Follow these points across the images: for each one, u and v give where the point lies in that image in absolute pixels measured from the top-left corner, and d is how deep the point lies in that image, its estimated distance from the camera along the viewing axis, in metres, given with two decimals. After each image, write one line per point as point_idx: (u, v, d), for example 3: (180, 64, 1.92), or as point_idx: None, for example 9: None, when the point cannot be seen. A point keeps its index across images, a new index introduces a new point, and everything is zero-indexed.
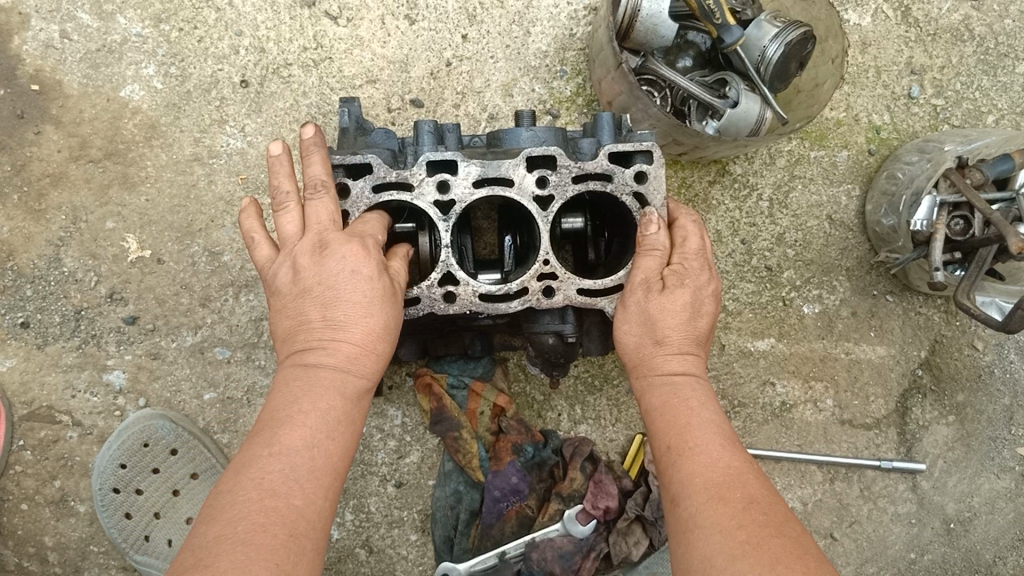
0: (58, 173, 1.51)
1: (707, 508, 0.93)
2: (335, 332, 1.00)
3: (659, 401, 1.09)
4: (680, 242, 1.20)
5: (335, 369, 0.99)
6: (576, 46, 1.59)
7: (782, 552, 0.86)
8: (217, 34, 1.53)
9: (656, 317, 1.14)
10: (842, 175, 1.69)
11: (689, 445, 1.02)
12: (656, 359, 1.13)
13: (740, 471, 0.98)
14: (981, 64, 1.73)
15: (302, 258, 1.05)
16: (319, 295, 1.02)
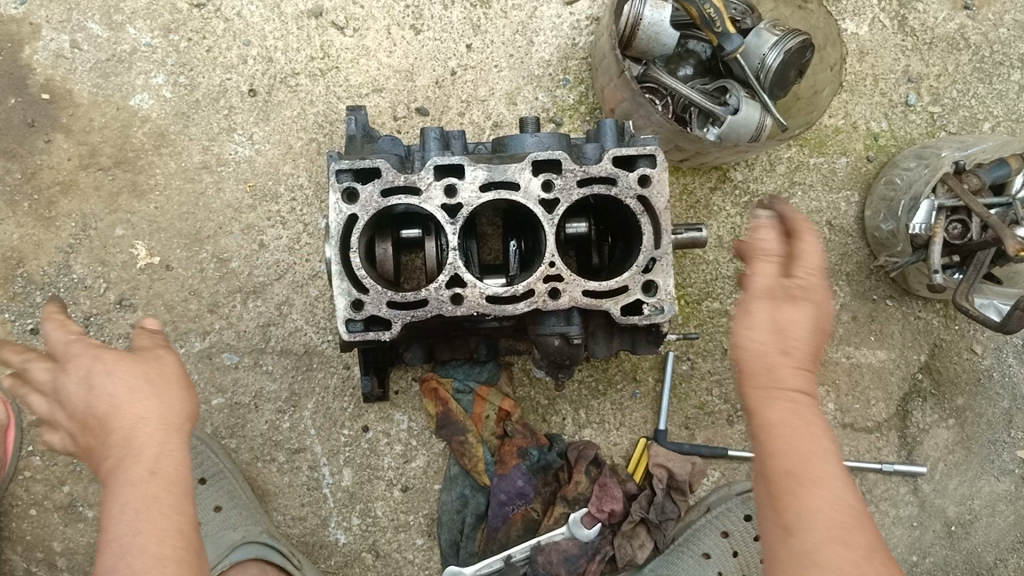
0: (67, 181, 1.53)
1: (829, 545, 0.81)
2: (133, 418, 0.92)
3: (780, 421, 0.88)
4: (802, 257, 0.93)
5: (141, 460, 0.90)
6: (579, 56, 1.61)
7: None
8: (225, 44, 1.56)
9: (788, 327, 0.91)
10: (841, 181, 1.71)
11: (813, 480, 0.85)
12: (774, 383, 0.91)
13: (859, 519, 0.84)
14: (976, 73, 1.76)
15: (63, 379, 0.94)
16: (81, 403, 0.93)
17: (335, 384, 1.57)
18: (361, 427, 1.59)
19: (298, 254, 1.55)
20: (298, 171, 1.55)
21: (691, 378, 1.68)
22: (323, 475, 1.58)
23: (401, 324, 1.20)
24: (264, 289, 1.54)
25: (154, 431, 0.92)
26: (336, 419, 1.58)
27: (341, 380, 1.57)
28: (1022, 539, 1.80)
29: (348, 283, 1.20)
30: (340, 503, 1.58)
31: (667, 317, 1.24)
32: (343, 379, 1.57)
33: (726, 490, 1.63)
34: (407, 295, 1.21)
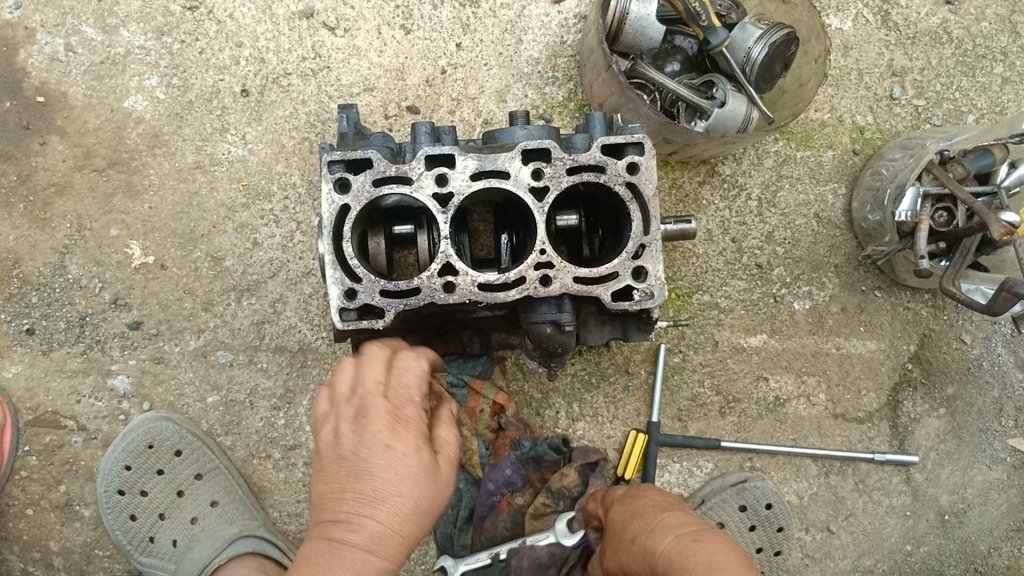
0: (62, 182, 1.55)
1: None
2: (399, 502, 0.97)
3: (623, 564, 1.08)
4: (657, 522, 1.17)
5: (382, 546, 0.95)
6: (567, 53, 1.64)
7: None
8: (218, 46, 1.58)
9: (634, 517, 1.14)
10: (828, 174, 1.73)
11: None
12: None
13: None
14: (960, 66, 1.79)
15: (345, 429, 1.01)
16: (347, 461, 0.99)
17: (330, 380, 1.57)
18: None
19: (291, 251, 1.56)
20: (291, 170, 1.56)
21: (683, 370, 1.70)
22: None
23: (394, 312, 1.22)
24: (258, 286, 1.55)
25: (414, 513, 0.98)
26: None
27: None
28: (1015, 527, 1.81)
29: (341, 273, 1.21)
30: None
31: (656, 302, 1.26)
32: None
33: (720, 481, 1.67)
34: (400, 283, 1.22)
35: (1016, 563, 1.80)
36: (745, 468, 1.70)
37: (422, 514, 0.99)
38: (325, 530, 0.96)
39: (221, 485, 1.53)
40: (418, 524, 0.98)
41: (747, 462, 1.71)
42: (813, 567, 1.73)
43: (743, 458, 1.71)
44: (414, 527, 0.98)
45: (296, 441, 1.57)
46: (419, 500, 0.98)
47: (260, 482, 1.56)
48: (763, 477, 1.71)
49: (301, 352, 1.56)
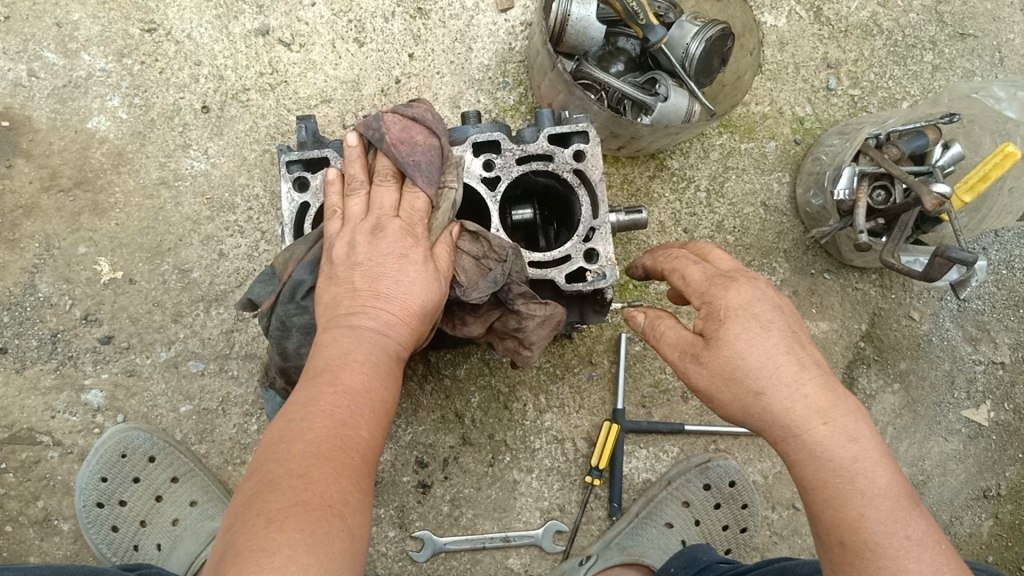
0: (30, 204, 1.59)
1: (773, 365, 1.01)
2: (353, 347, 0.98)
3: (710, 379, 1.06)
4: (670, 326, 1.14)
5: (392, 328, 1.03)
6: (516, 58, 1.71)
7: (770, 369, 1.01)
8: (177, 65, 1.64)
9: (666, 336, 1.13)
10: (772, 164, 1.81)
11: (750, 386, 1.02)
12: (711, 350, 1.05)
13: (770, 364, 1.01)
14: (891, 56, 1.88)
15: (359, 235, 1.10)
16: (366, 264, 1.07)
17: None
18: None
19: (257, 260, 1.60)
20: (253, 181, 1.61)
21: (645, 358, 1.75)
22: None
23: None
24: (226, 296, 1.59)
25: (369, 419, 0.91)
26: None
27: None
28: (976, 495, 1.87)
29: None
30: None
31: (609, 282, 1.31)
32: None
33: (685, 463, 1.72)
34: None
35: (977, 531, 1.86)
36: (709, 450, 1.75)
37: (429, 318, 1.09)
38: (339, 321, 1.03)
39: (198, 486, 1.57)
40: (412, 322, 1.06)
41: (711, 444, 1.76)
42: (781, 545, 1.76)
43: (707, 441, 1.77)
44: (388, 364, 1.00)
45: None
46: (362, 383, 0.94)
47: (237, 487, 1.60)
48: (727, 457, 1.76)
49: None
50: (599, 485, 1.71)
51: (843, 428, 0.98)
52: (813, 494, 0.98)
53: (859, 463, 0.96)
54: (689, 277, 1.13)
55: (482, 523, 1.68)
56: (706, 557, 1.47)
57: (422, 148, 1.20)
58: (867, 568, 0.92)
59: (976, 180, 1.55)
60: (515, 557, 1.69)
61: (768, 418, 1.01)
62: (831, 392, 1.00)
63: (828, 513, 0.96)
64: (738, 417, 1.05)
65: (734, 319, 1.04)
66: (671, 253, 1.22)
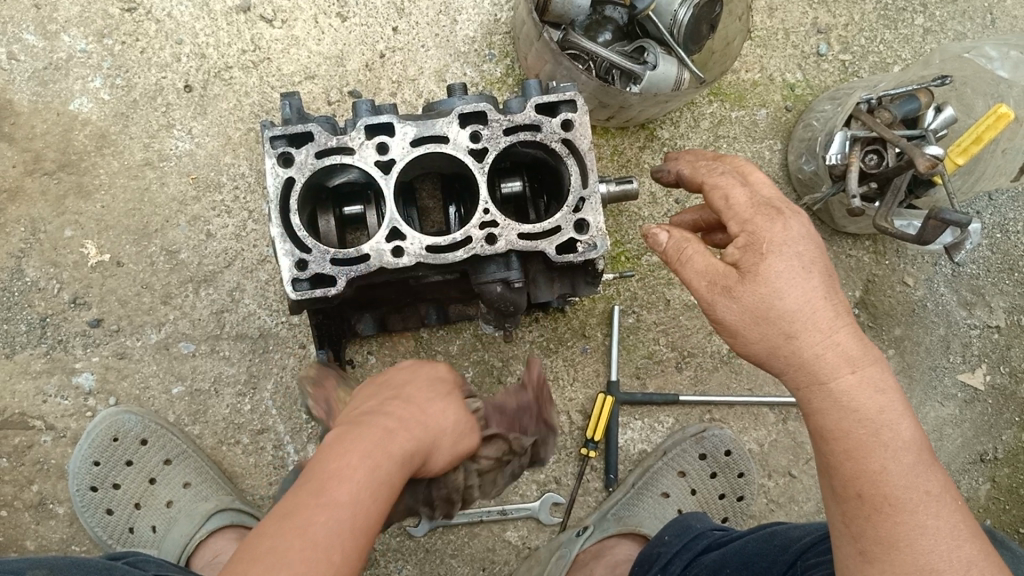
0: (14, 187, 1.58)
1: (812, 310, 1.00)
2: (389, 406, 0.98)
3: (743, 315, 1.02)
4: (694, 249, 1.08)
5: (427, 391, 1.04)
6: (501, 30, 1.69)
7: (807, 310, 0.99)
8: (159, 44, 1.62)
9: (690, 261, 1.08)
10: (763, 132, 1.80)
11: (787, 327, 1.00)
12: (747, 286, 1.01)
13: (809, 308, 1.00)
14: (882, 20, 1.86)
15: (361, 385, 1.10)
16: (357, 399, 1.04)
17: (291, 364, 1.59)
18: None
19: (245, 240, 1.59)
20: (239, 160, 1.60)
21: (637, 329, 1.74)
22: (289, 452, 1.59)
23: (344, 279, 1.25)
24: (215, 277, 1.58)
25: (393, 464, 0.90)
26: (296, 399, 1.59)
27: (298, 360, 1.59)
28: (972, 460, 1.87)
29: (291, 244, 1.24)
30: None
31: (600, 253, 1.31)
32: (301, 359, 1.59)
33: (680, 433, 1.72)
34: (348, 251, 1.26)
35: (973, 495, 1.87)
36: (704, 420, 1.75)
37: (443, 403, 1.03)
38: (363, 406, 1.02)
39: (192, 467, 1.56)
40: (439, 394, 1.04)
41: (706, 414, 1.76)
42: (778, 513, 1.76)
43: (702, 411, 1.76)
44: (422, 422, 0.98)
45: (264, 425, 1.58)
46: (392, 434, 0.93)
47: (231, 467, 1.59)
48: (723, 427, 1.76)
49: (262, 338, 1.58)
50: (595, 457, 1.71)
51: (869, 378, 0.99)
52: (833, 443, 0.98)
53: (885, 415, 0.97)
54: (733, 199, 1.07)
55: (478, 497, 1.68)
56: (701, 525, 1.47)
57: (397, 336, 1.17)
58: (883, 521, 0.93)
59: (969, 143, 1.53)
60: (512, 530, 1.69)
61: (797, 362, 1.00)
62: (862, 343, 1.01)
63: (851, 467, 0.96)
64: (761, 357, 1.04)
65: (776, 255, 1.01)
66: (713, 166, 1.14)
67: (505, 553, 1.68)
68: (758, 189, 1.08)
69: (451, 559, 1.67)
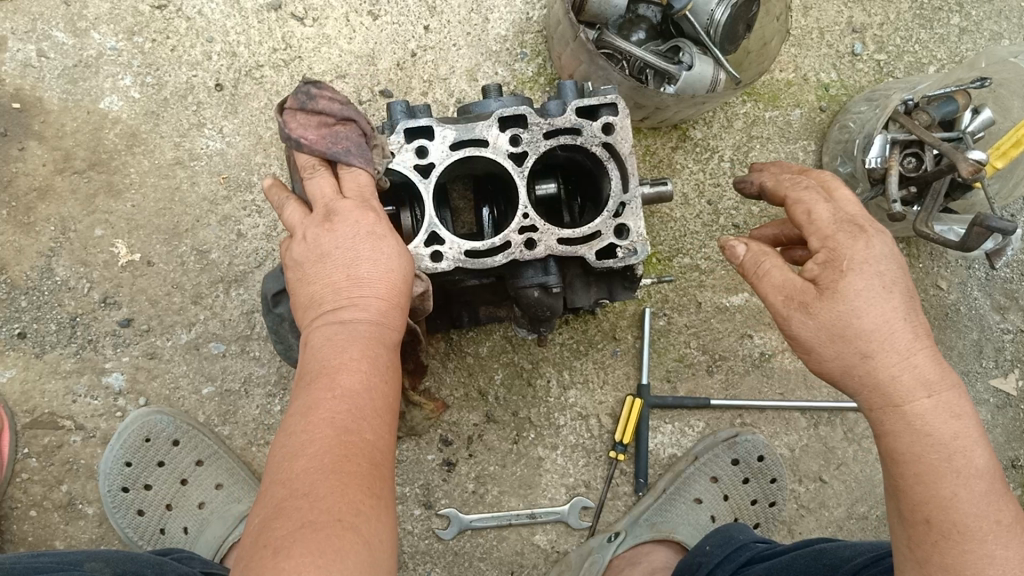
0: (44, 186, 1.57)
1: (888, 330, 0.97)
2: (346, 345, 0.94)
3: (818, 331, 0.99)
4: (772, 263, 1.07)
5: (384, 317, 0.99)
6: (534, 29, 1.67)
7: (885, 330, 0.97)
8: (189, 42, 1.60)
9: (767, 275, 1.06)
10: (797, 132, 1.77)
11: (864, 348, 0.97)
12: (825, 302, 0.99)
13: (884, 330, 0.97)
14: (918, 19, 1.83)
15: (313, 230, 1.04)
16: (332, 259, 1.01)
17: None
18: None
19: (276, 240, 1.58)
20: (270, 160, 1.59)
21: (668, 332, 1.73)
22: None
23: None
24: (245, 277, 1.57)
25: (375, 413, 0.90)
26: None
27: None
28: (1004, 466, 1.85)
29: None
30: None
31: (640, 258, 1.29)
32: None
33: (712, 438, 1.70)
34: None
35: None
36: (736, 424, 1.74)
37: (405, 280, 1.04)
38: (328, 318, 0.98)
39: (224, 469, 1.56)
40: (394, 305, 1.01)
41: (737, 418, 1.75)
42: (808, 518, 1.75)
43: (733, 415, 1.75)
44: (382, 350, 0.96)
45: None
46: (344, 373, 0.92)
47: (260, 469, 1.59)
48: (754, 432, 1.74)
49: None
50: (624, 461, 1.69)
51: (947, 404, 0.96)
52: (901, 466, 0.96)
53: (959, 441, 0.94)
54: (816, 215, 1.05)
55: (507, 500, 1.67)
56: (744, 536, 1.45)
57: (345, 134, 1.10)
58: (950, 548, 0.91)
59: (1008, 146, 1.51)
60: (541, 534, 1.68)
61: (872, 382, 0.97)
62: (941, 366, 0.97)
63: (918, 490, 0.93)
64: (837, 376, 1.01)
65: (855, 273, 0.98)
66: (797, 182, 1.13)
67: (534, 557, 1.67)
68: (842, 206, 1.06)
69: (480, 562, 1.66)
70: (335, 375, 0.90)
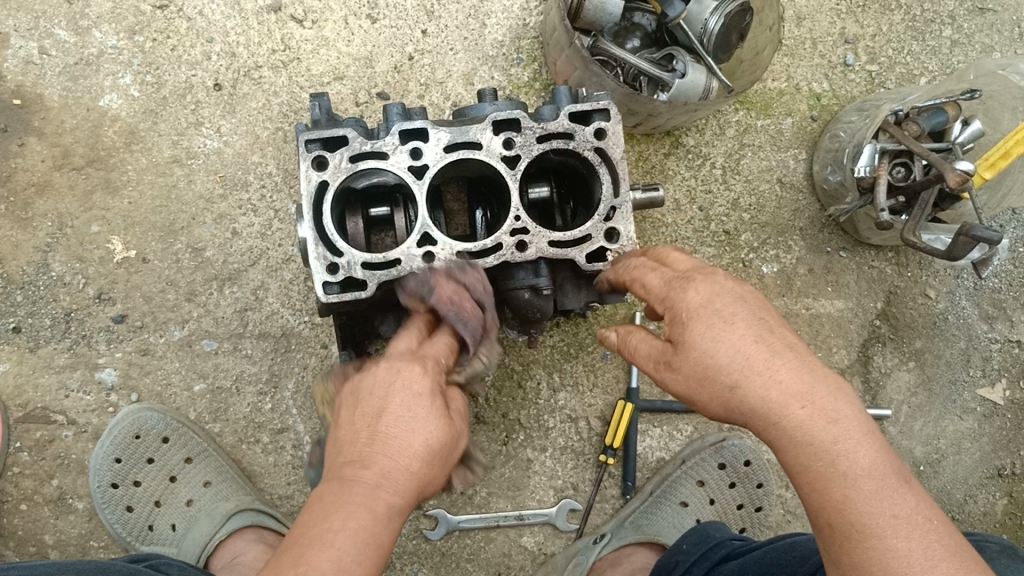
0: (42, 182, 1.58)
1: (747, 356, 0.97)
2: (360, 502, 0.93)
3: (688, 386, 1.02)
4: (642, 337, 1.11)
5: (400, 479, 0.98)
6: (530, 35, 1.69)
7: (739, 360, 0.97)
8: (189, 42, 1.62)
9: (638, 348, 1.11)
10: (788, 141, 1.80)
11: (728, 387, 0.97)
12: (680, 356, 1.01)
13: (741, 361, 0.97)
14: (910, 31, 1.86)
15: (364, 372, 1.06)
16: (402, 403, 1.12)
17: (313, 363, 1.59)
18: None
19: (271, 239, 1.59)
20: (266, 160, 1.61)
21: None
22: (308, 452, 1.59)
23: (375, 283, 1.25)
24: (239, 275, 1.59)
25: None
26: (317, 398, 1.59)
27: (319, 360, 1.59)
28: (990, 474, 1.86)
29: (323, 248, 1.24)
30: None
31: None
32: (322, 359, 1.60)
33: (700, 442, 1.72)
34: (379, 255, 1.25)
35: (991, 511, 1.86)
36: (724, 429, 1.75)
37: (438, 456, 1.02)
38: (345, 469, 0.98)
39: (212, 466, 1.56)
40: (420, 470, 0.99)
41: (726, 422, 1.76)
42: (795, 524, 1.76)
43: (722, 419, 1.76)
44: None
45: (283, 425, 1.59)
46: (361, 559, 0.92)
47: (250, 466, 1.59)
48: (742, 436, 1.76)
49: (284, 338, 1.59)
50: (613, 464, 1.71)
51: (823, 410, 0.94)
52: (801, 480, 0.96)
53: (840, 446, 0.93)
54: (649, 284, 1.11)
55: (495, 501, 1.68)
56: (719, 533, 1.47)
57: (469, 313, 1.21)
58: (857, 549, 0.91)
59: (997, 157, 1.52)
60: (528, 535, 1.69)
61: (748, 410, 0.97)
62: (808, 375, 0.96)
63: (824, 506, 0.93)
64: (724, 418, 1.01)
65: (696, 319, 1.01)
66: (633, 260, 1.18)
67: (521, 559, 1.68)
68: (672, 267, 1.11)
69: (467, 563, 1.67)
70: (335, 534, 0.90)
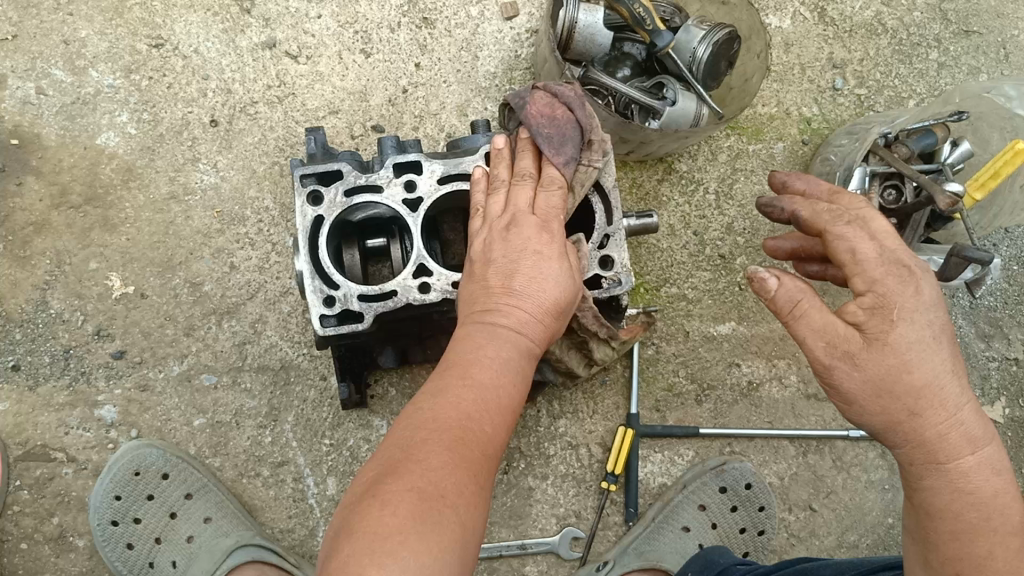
0: (40, 221, 1.59)
1: (942, 384, 1.02)
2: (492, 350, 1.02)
3: (866, 385, 1.03)
4: (809, 306, 1.07)
5: (527, 328, 1.06)
6: (522, 66, 1.71)
7: (932, 383, 1.02)
8: (185, 80, 1.64)
9: (810, 318, 1.06)
10: (780, 165, 1.81)
11: (917, 406, 1.02)
12: (872, 353, 1.02)
13: (937, 383, 1.02)
14: (897, 55, 1.88)
15: (496, 234, 1.13)
16: (502, 262, 1.10)
17: (312, 396, 1.60)
18: (342, 436, 1.60)
19: (268, 272, 1.60)
20: (263, 194, 1.62)
21: (656, 362, 1.75)
22: (308, 485, 1.59)
23: (372, 315, 1.24)
24: (238, 309, 1.59)
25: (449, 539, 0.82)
26: (317, 430, 1.59)
27: (318, 392, 1.60)
28: None
29: (320, 281, 1.24)
30: (327, 512, 1.59)
31: (625, 289, 1.31)
32: (321, 391, 1.60)
33: (701, 466, 1.71)
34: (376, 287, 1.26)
35: None
36: (724, 453, 1.75)
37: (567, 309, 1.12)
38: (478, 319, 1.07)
39: (213, 502, 1.55)
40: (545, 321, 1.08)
41: (726, 447, 1.76)
42: (799, 547, 1.75)
43: (722, 443, 1.76)
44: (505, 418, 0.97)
45: (283, 458, 1.59)
46: (447, 483, 0.85)
47: (251, 500, 1.58)
48: (743, 460, 1.75)
49: (283, 370, 1.59)
50: (615, 490, 1.70)
51: (989, 461, 1.04)
52: (941, 521, 1.02)
53: (998, 499, 1.01)
54: (861, 253, 1.05)
55: (498, 530, 1.67)
56: (724, 559, 1.47)
57: (559, 125, 1.20)
58: None
59: (986, 178, 1.52)
60: (531, 564, 1.68)
61: (917, 436, 1.04)
62: (980, 421, 1.05)
63: (964, 550, 0.99)
64: (879, 429, 1.06)
65: (904, 322, 1.02)
66: (830, 208, 1.11)
67: None
68: (884, 241, 1.06)
69: None
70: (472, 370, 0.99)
